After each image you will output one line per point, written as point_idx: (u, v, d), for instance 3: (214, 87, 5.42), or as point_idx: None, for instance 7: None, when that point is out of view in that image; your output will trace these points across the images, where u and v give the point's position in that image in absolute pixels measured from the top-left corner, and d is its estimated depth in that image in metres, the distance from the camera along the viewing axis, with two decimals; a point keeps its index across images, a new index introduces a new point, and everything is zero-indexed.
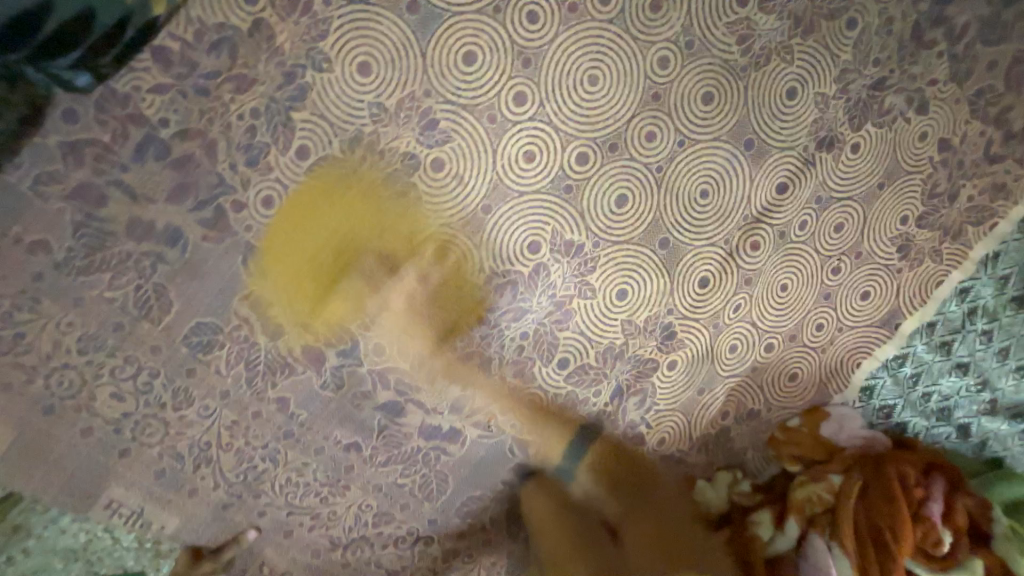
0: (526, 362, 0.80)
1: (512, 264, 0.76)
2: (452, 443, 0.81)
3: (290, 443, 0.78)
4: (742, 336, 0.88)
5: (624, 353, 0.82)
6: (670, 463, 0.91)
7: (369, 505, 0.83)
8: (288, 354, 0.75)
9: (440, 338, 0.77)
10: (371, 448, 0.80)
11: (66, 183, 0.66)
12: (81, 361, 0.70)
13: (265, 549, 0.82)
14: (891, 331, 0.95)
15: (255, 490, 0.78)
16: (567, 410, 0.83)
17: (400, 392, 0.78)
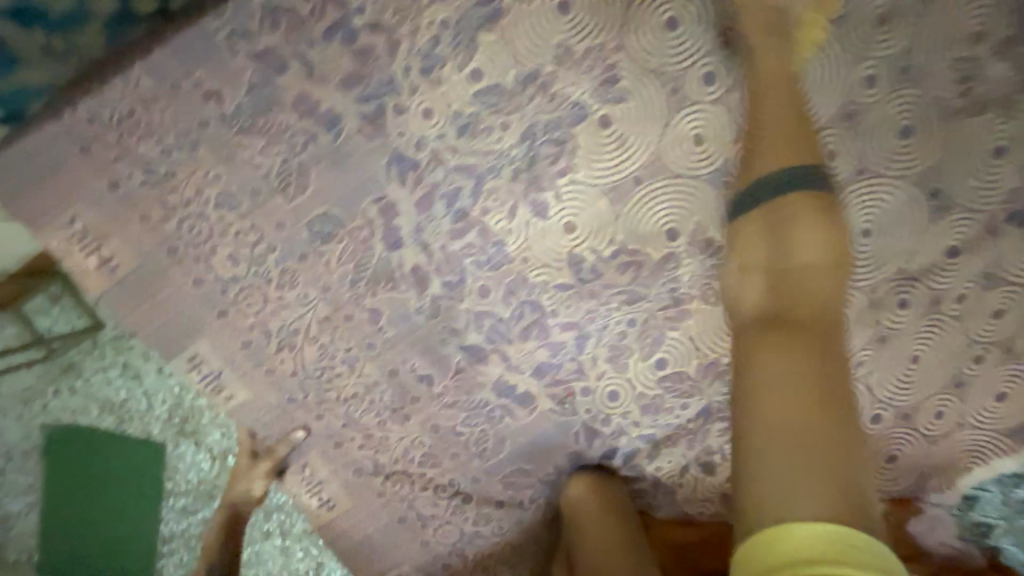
0: (624, 349, 0.76)
1: (644, 245, 0.72)
2: (522, 407, 0.79)
3: (371, 356, 0.77)
4: (854, 396, 0.81)
5: (726, 373, 0.76)
6: (732, 505, 0.84)
7: (421, 443, 0.80)
8: (397, 269, 0.74)
9: (547, 298, 0.74)
10: (442, 386, 0.78)
11: (256, 43, 0.68)
12: (214, 215, 0.72)
13: (311, 452, 0.81)
14: (1017, 444, 0.84)
15: (323, 391, 0.78)
16: (648, 412, 0.78)
17: (490, 339, 0.76)
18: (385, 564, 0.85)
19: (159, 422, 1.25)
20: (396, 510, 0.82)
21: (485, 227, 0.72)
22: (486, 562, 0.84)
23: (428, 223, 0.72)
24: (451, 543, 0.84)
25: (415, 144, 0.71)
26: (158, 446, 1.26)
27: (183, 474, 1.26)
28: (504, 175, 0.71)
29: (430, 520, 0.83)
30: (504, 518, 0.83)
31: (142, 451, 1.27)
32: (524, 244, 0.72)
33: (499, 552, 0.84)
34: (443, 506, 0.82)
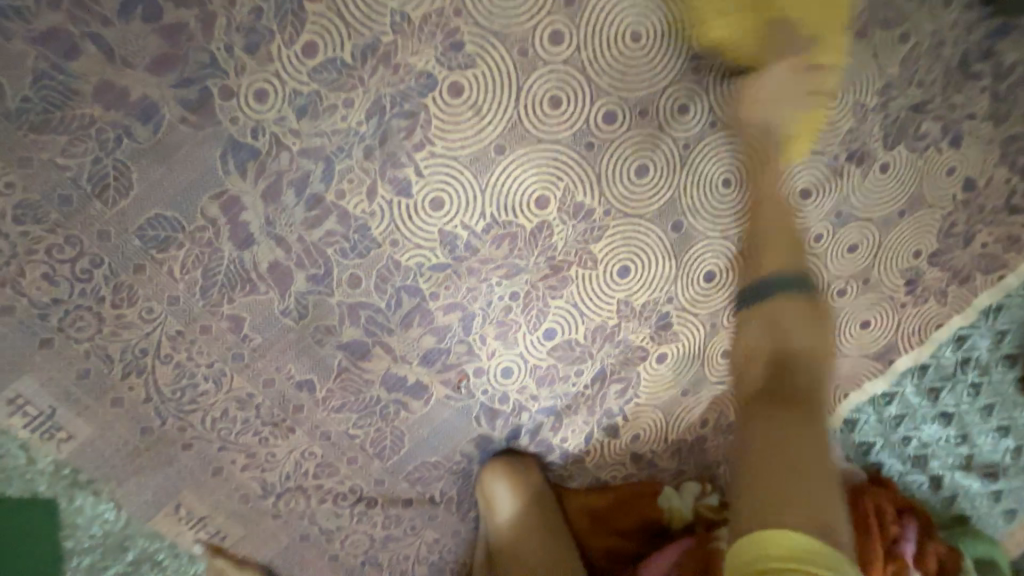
0: (510, 326, 0.74)
1: (515, 215, 0.71)
2: (416, 399, 0.75)
3: (238, 368, 0.70)
4: (737, 343, 0.84)
5: (614, 335, 0.77)
6: (640, 463, 0.86)
7: (312, 454, 0.75)
8: (252, 269, 0.67)
9: (423, 282, 0.71)
10: (325, 391, 0.73)
11: (34, 25, 0.58)
12: (16, 231, 0.62)
13: (183, 488, 0.73)
14: (884, 366, 0.92)
15: (188, 416, 0.70)
16: (544, 384, 0.77)
17: (368, 332, 0.72)
18: None
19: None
20: (296, 529, 0.77)
21: (344, 213, 0.66)
22: (403, 563, 0.82)
23: (280, 215, 0.66)
24: (362, 552, 0.79)
25: (251, 131, 0.65)
26: None
27: None
28: (356, 156, 0.66)
29: (335, 532, 0.78)
30: (415, 515, 0.80)
31: None
32: (388, 229, 0.68)
33: (416, 552, 0.82)
34: (346, 515, 0.78)
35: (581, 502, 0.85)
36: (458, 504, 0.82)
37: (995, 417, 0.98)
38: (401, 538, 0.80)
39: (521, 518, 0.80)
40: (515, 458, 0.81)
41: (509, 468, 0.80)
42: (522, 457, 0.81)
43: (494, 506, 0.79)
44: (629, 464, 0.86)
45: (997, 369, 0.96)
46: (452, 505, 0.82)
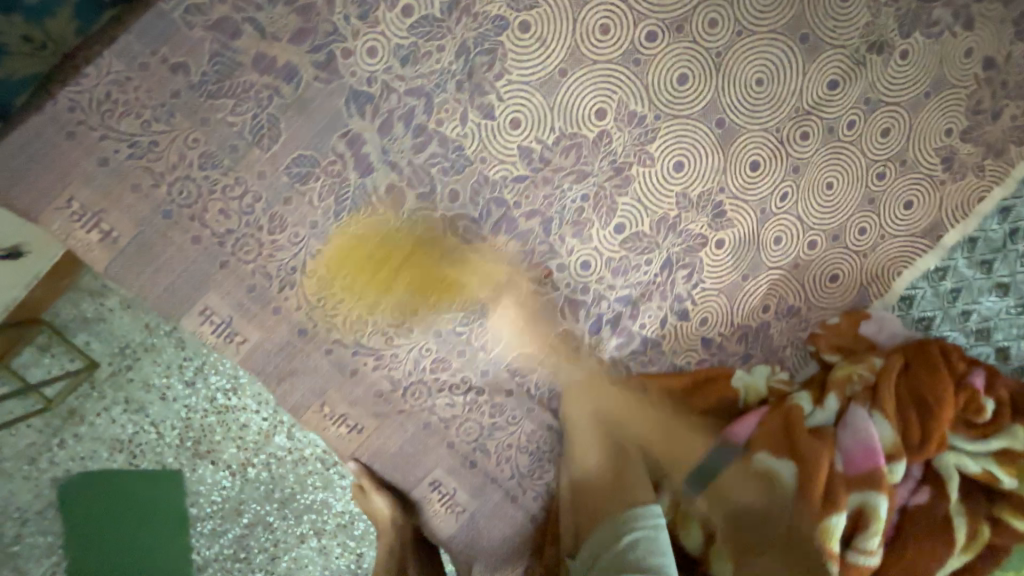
0: (584, 224, 0.86)
1: (580, 127, 0.84)
2: (509, 296, 0.87)
3: (366, 278, 0.85)
4: (787, 228, 0.94)
5: (677, 225, 0.88)
6: (711, 350, 0.95)
7: (429, 349, 0.87)
8: (373, 193, 0.83)
9: (507, 192, 0.84)
10: (435, 294, 0.86)
11: (209, 16, 0.77)
12: (201, 176, 0.80)
13: (329, 388, 0.87)
14: (932, 242, 0.99)
15: (329, 322, 0.85)
16: (619, 274, 0.88)
17: (466, 240, 0.85)
18: (420, 473, 0.90)
19: (171, 448, 1.19)
20: (417, 422, 0.88)
21: (443, 137, 0.82)
22: (508, 452, 0.91)
23: (393, 144, 0.82)
24: (474, 440, 0.90)
25: (367, 80, 0.81)
26: (175, 474, 1.19)
27: (203, 498, 1.20)
28: (449, 89, 0.81)
29: (452, 420, 0.89)
30: (516, 405, 0.90)
31: (168, 482, 1.19)
32: (479, 147, 0.82)
33: (519, 441, 0.91)
34: (460, 405, 0.88)
35: (661, 384, 0.92)
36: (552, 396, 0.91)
37: None
38: (506, 427, 0.90)
39: (602, 413, 0.90)
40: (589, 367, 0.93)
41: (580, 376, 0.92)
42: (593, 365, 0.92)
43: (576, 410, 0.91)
44: (702, 348, 0.95)
45: None
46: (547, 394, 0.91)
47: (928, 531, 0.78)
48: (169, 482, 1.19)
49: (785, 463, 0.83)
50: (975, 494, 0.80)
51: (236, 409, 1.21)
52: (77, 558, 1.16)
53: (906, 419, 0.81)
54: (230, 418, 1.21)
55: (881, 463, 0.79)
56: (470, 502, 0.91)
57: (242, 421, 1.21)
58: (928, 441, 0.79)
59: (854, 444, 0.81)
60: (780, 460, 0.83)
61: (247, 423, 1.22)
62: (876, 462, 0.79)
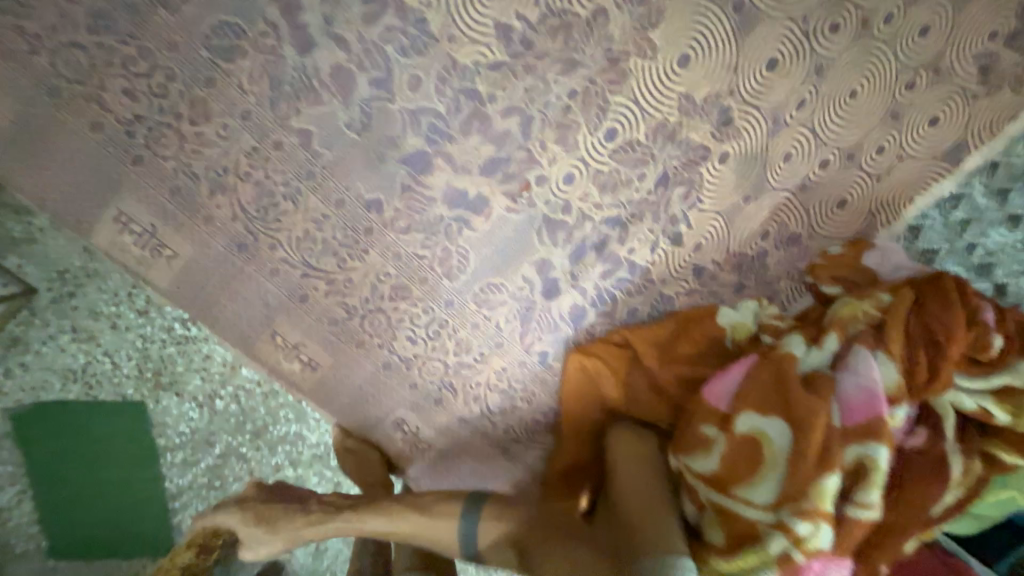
0: (570, 126, 0.73)
1: (569, 2, 0.68)
2: (476, 215, 0.76)
3: (313, 186, 0.73)
4: (799, 145, 0.83)
5: (676, 134, 0.76)
6: (703, 279, 0.88)
7: (388, 275, 0.78)
8: (315, 77, 0.68)
9: (480, 83, 0.70)
10: (393, 211, 0.76)
11: None
12: (94, 43, 0.63)
13: (277, 315, 0.77)
14: (952, 166, 0.89)
15: (272, 239, 0.73)
16: (607, 191, 0.77)
17: (430, 142, 0.73)
18: (385, 410, 0.85)
19: (129, 379, 1.03)
20: (375, 359, 0.81)
21: (399, 6, 0.66)
22: (475, 390, 0.86)
23: (337, 13, 0.66)
24: (438, 378, 0.84)
25: None
26: (136, 405, 1.05)
27: (172, 428, 1.09)
28: None
29: (414, 360, 0.82)
30: (483, 341, 0.84)
31: (128, 415, 1.06)
32: (445, 22, 0.67)
33: (487, 380, 0.86)
34: (422, 342, 0.82)
35: (648, 337, 0.86)
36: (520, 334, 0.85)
37: None
38: (472, 365, 0.85)
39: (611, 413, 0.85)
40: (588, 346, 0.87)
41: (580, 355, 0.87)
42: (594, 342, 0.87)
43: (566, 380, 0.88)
44: (692, 278, 0.87)
45: None
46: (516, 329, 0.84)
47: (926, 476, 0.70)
48: (131, 415, 1.06)
49: (772, 419, 0.70)
50: (968, 431, 0.74)
51: (198, 340, 1.04)
52: (44, 486, 1.07)
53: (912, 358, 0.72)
54: (192, 350, 1.04)
55: (884, 411, 0.69)
56: (436, 439, 0.89)
57: (205, 353, 1.05)
58: (933, 379, 0.71)
59: (855, 390, 0.70)
60: (766, 418, 0.71)
61: (209, 354, 1.06)
62: (880, 408, 0.68)
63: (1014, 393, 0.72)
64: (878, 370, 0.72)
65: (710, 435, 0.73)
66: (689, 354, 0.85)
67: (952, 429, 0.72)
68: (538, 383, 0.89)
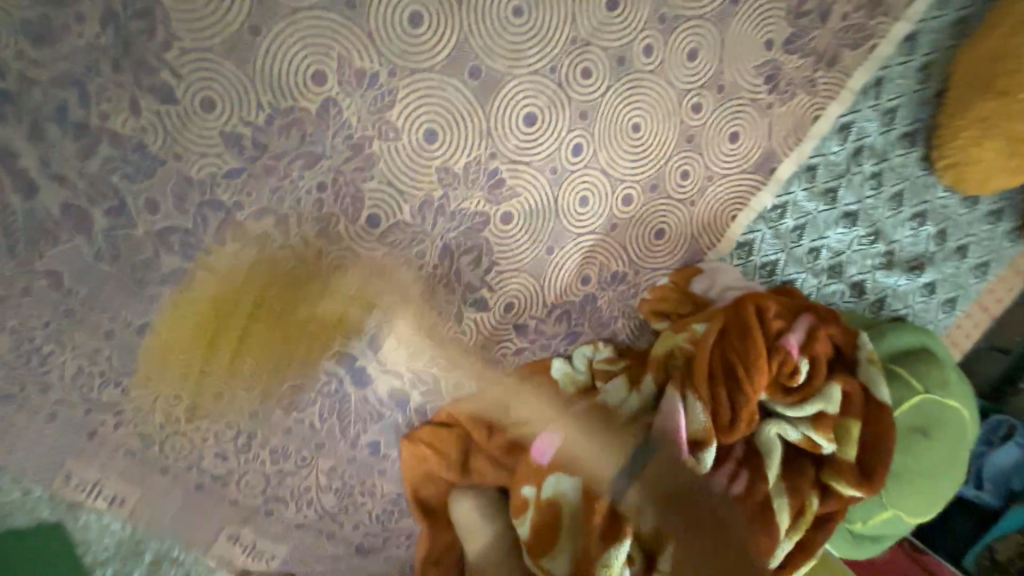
0: (329, 220, 0.71)
1: (295, 99, 0.66)
2: (256, 319, 0.74)
3: (76, 323, 0.70)
4: (591, 187, 0.81)
5: (445, 209, 0.74)
6: (527, 336, 0.85)
7: (179, 396, 0.75)
8: (48, 217, 0.66)
9: (222, 193, 0.68)
10: (168, 331, 0.73)
11: None
12: None
13: (67, 459, 0.74)
14: (765, 177, 0.86)
15: (42, 383, 0.71)
16: (386, 276, 0.75)
17: (188, 258, 0.70)
18: (213, 531, 0.81)
19: None
20: (188, 482, 0.78)
21: (114, 134, 0.64)
22: (306, 494, 0.83)
23: (53, 153, 0.64)
24: (260, 492, 0.81)
25: None
26: None
27: None
28: (103, 71, 0.62)
29: (227, 476, 0.79)
30: (300, 446, 0.81)
31: None
32: (168, 142, 0.65)
33: (316, 484, 0.84)
34: (234, 458, 0.78)
35: (474, 407, 0.84)
36: (342, 424, 0.82)
37: (909, 206, 0.92)
38: (295, 473, 0.82)
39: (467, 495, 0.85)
40: (418, 432, 0.85)
41: (412, 445, 0.84)
42: (423, 427, 0.85)
43: (406, 470, 0.86)
44: (516, 337, 0.84)
45: (899, 152, 0.89)
46: (334, 424, 0.82)
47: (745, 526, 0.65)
48: None
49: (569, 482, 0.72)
50: (796, 462, 0.69)
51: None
52: None
53: (717, 398, 0.68)
54: None
55: None
56: (278, 547, 0.85)
57: None
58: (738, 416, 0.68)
59: (655, 439, 0.69)
60: (567, 477, 0.73)
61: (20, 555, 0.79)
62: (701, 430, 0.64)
63: (833, 420, 0.67)
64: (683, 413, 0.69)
65: (527, 498, 0.74)
66: (524, 417, 0.84)
67: (773, 466, 0.67)
68: (377, 474, 0.86)
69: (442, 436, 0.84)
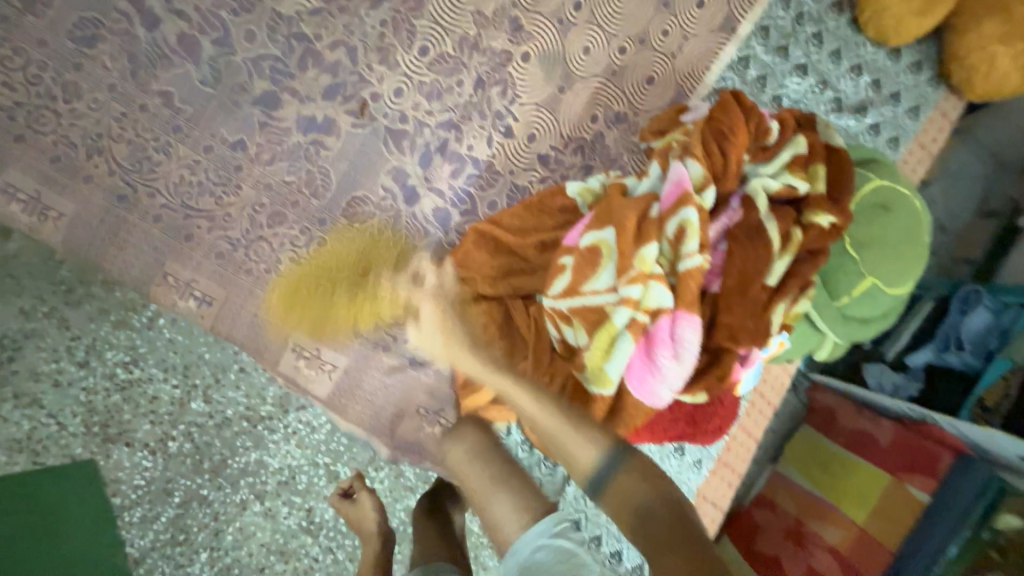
0: (389, 50, 0.89)
1: None
2: (328, 135, 0.89)
3: (181, 137, 0.85)
4: (593, 40, 1.01)
5: (479, 46, 0.93)
6: (548, 164, 1.01)
7: (263, 206, 0.88)
8: (166, 47, 0.83)
9: (306, 27, 0.86)
10: (256, 147, 0.87)
11: None
12: None
13: (165, 259, 0.85)
14: (729, 35, 1.08)
15: (150, 188, 0.84)
16: (433, 100, 0.93)
17: (275, 83, 0.87)
18: (283, 338, 0.91)
19: (78, 437, 1.08)
20: (265, 284, 0.90)
21: None
22: (365, 303, 0.93)
23: None
24: (326, 297, 0.91)
25: None
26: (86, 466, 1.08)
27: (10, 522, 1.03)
28: None
29: (301, 279, 0.90)
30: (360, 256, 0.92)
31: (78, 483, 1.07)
32: None
33: (373, 294, 0.93)
34: (306, 263, 0.90)
35: (505, 219, 0.95)
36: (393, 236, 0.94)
37: (847, 60, 1.14)
38: (356, 282, 0.92)
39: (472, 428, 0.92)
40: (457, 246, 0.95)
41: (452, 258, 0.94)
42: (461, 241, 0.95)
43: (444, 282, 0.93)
44: (540, 166, 1.00)
45: (833, 17, 1.12)
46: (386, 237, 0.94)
47: (747, 240, 0.79)
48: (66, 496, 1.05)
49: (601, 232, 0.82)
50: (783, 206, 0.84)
51: (142, 382, 1.12)
52: None
53: (710, 151, 0.83)
54: (136, 392, 1.12)
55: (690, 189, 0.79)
56: (339, 357, 0.94)
57: (150, 394, 1.13)
58: (728, 161, 0.82)
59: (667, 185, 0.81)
60: (602, 228, 0.82)
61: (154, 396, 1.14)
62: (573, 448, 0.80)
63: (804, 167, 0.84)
64: (686, 165, 0.82)
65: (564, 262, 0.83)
66: (551, 222, 0.95)
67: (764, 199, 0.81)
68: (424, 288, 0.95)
69: (477, 247, 0.94)
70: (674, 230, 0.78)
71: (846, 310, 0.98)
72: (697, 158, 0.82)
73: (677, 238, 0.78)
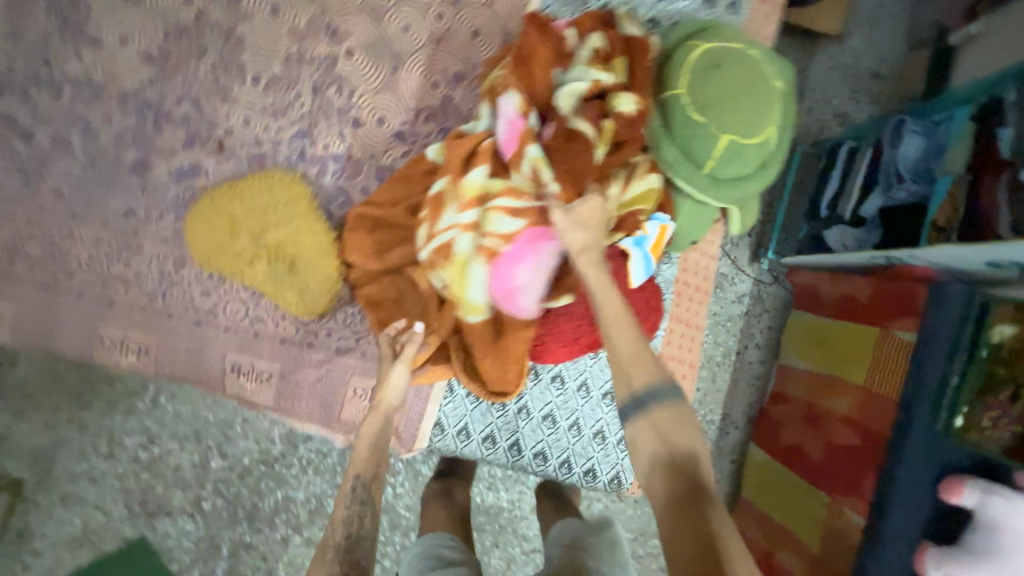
0: (226, 88, 1.00)
1: (178, 18, 0.99)
2: (199, 177, 1.00)
3: (79, 220, 0.98)
4: (410, 17, 1.07)
5: (304, 57, 1.02)
6: (406, 138, 1.07)
7: (166, 256, 0.99)
8: (46, 151, 0.98)
9: (150, 93, 0.98)
10: (143, 208, 0.99)
11: None
12: None
13: (102, 324, 0.99)
14: None
15: (70, 270, 0.98)
16: (280, 117, 1.02)
17: (141, 148, 0.99)
18: (220, 363, 1.02)
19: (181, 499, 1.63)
20: (187, 321, 1.01)
21: (74, 80, 0.97)
22: (279, 311, 1.02)
23: (41, 106, 0.97)
24: (244, 316, 1.02)
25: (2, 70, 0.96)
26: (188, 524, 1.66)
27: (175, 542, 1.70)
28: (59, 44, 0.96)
29: (216, 308, 1.01)
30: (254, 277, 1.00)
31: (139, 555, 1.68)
32: (108, 73, 0.97)
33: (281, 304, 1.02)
34: (216, 293, 1.01)
35: (380, 197, 1.02)
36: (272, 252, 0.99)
37: None
38: (264, 297, 1.02)
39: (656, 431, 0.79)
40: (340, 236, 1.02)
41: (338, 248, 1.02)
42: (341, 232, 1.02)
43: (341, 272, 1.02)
44: (400, 142, 1.07)
45: None
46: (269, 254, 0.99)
47: (566, 145, 0.92)
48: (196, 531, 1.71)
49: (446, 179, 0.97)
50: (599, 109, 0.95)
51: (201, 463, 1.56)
52: None
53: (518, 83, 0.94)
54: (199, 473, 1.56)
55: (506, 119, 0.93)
56: (272, 365, 1.03)
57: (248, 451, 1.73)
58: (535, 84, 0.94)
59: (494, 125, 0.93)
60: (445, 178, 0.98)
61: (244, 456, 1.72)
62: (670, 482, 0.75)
63: (605, 60, 0.98)
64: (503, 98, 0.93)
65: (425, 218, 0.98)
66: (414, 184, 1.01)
67: (574, 108, 0.93)
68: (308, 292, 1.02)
69: (355, 231, 1.00)
70: (530, 170, 0.92)
71: (715, 172, 1.00)
72: (509, 90, 0.94)
73: (534, 176, 0.91)
